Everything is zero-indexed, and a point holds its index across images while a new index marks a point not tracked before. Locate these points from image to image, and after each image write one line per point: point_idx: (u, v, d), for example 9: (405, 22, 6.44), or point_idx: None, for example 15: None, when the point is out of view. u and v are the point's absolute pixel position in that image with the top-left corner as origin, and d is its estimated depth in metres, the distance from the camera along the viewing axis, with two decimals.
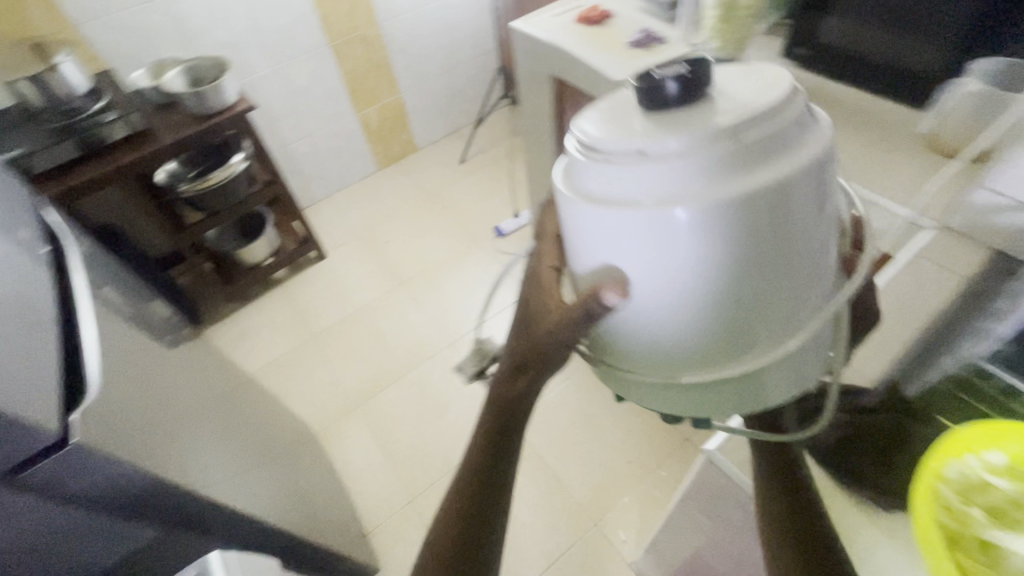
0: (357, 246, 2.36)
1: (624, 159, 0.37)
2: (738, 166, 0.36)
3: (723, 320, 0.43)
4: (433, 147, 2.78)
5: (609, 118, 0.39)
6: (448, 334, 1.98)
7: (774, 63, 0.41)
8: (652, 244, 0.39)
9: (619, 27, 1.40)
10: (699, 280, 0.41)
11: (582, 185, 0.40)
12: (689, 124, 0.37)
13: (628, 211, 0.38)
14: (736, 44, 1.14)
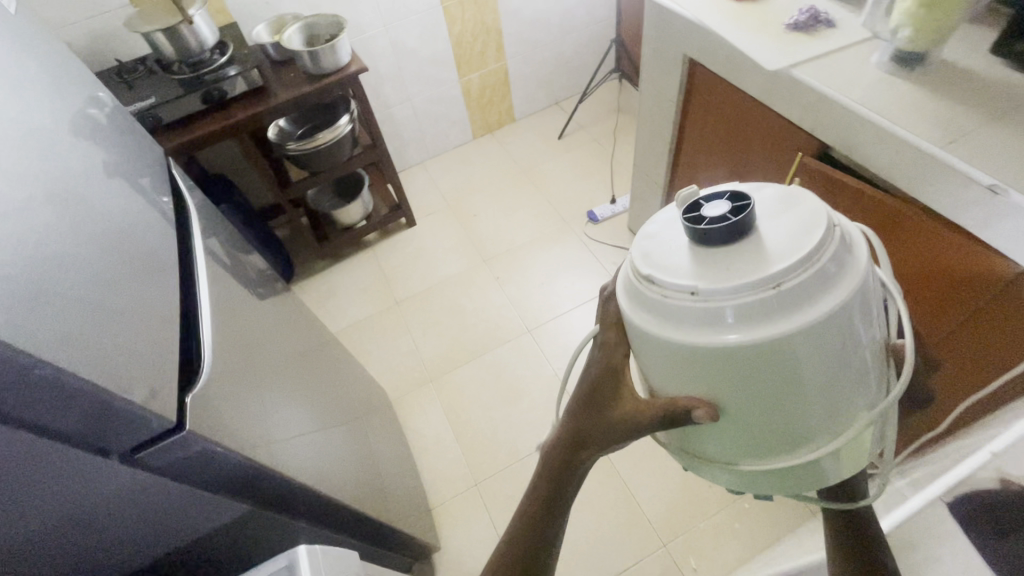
0: (445, 217, 2.34)
1: (684, 295, 0.53)
2: (776, 301, 0.50)
3: (765, 404, 0.57)
4: (530, 120, 2.67)
5: (669, 259, 0.56)
6: (528, 320, 1.92)
7: (803, 207, 0.54)
8: (712, 355, 0.54)
9: (775, 5, 1.21)
10: (745, 377, 0.55)
11: (650, 304, 0.57)
12: (734, 270, 0.52)
13: (685, 332, 0.54)
14: (933, 36, 0.94)
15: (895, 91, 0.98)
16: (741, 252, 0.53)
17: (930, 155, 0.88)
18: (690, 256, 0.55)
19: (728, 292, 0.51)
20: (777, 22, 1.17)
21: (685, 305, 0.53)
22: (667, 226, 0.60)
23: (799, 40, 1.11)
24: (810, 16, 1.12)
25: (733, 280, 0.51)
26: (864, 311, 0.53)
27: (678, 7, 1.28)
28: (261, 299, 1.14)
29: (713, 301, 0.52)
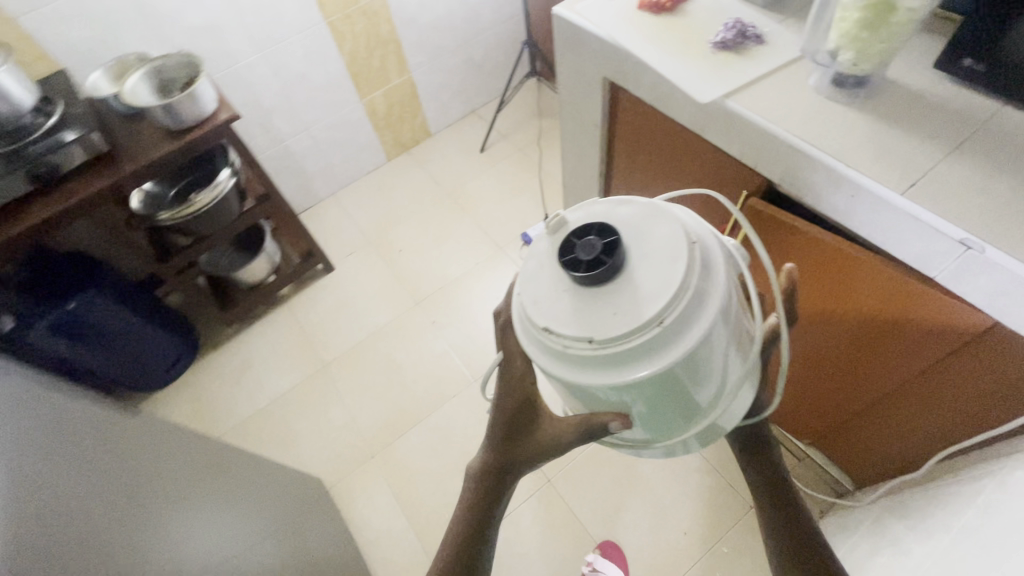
0: (367, 256, 2.11)
1: (579, 345, 0.56)
2: (659, 337, 0.54)
3: (661, 408, 0.63)
4: (448, 133, 2.45)
5: (557, 307, 0.58)
6: (472, 367, 1.76)
7: (665, 226, 0.57)
8: (620, 387, 0.58)
9: (696, 18, 1.07)
10: (644, 395, 0.60)
11: (549, 350, 0.60)
12: (617, 315, 0.55)
13: (585, 373, 0.58)
14: (877, 60, 0.82)
15: (841, 120, 0.87)
16: (619, 293, 0.56)
17: (888, 204, 0.77)
18: (576, 302, 0.58)
19: (618, 339, 0.54)
20: (702, 40, 1.03)
21: (580, 352, 0.57)
22: (545, 264, 0.62)
23: (731, 62, 0.98)
24: (738, 33, 1.00)
25: (619, 326, 0.54)
26: (732, 314, 0.58)
27: (591, 24, 1.12)
28: (129, 423, 0.88)
29: (606, 348, 0.55)
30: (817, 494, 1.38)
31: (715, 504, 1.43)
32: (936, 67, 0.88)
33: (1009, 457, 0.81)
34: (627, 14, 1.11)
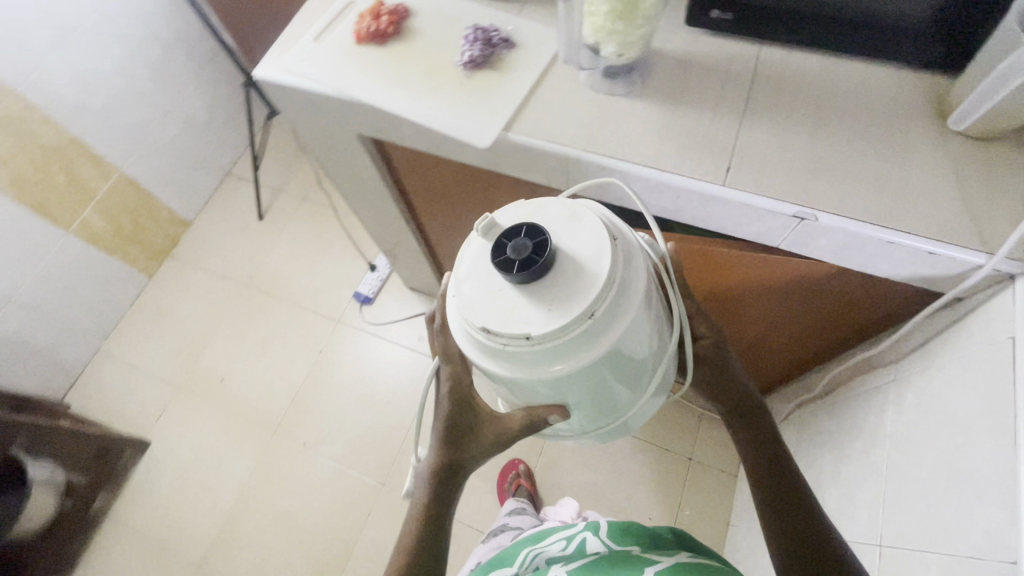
0: (185, 406, 1.68)
1: (514, 344, 0.47)
2: (595, 331, 0.46)
3: (598, 403, 0.56)
4: (209, 213, 1.99)
5: (486, 306, 0.48)
6: (374, 470, 1.53)
7: (594, 219, 0.49)
8: (553, 386, 0.51)
9: (431, 37, 0.88)
10: (583, 391, 0.53)
11: (483, 351, 0.50)
12: (551, 310, 0.46)
13: (524, 372, 0.49)
14: (640, 45, 0.73)
15: (631, 116, 0.78)
16: (552, 286, 0.47)
17: (716, 197, 0.71)
18: (505, 295, 0.48)
19: (553, 334, 0.46)
20: (449, 63, 0.86)
21: (513, 351, 0.47)
22: (471, 262, 0.51)
23: (492, 83, 0.83)
24: (483, 45, 0.84)
25: (554, 321, 0.46)
26: (655, 305, 0.52)
27: (310, 82, 0.87)
28: None
29: (543, 344, 0.46)
30: None
31: (661, 474, 1.46)
32: (689, 24, 0.82)
33: (888, 366, 0.85)
34: (349, 53, 0.89)
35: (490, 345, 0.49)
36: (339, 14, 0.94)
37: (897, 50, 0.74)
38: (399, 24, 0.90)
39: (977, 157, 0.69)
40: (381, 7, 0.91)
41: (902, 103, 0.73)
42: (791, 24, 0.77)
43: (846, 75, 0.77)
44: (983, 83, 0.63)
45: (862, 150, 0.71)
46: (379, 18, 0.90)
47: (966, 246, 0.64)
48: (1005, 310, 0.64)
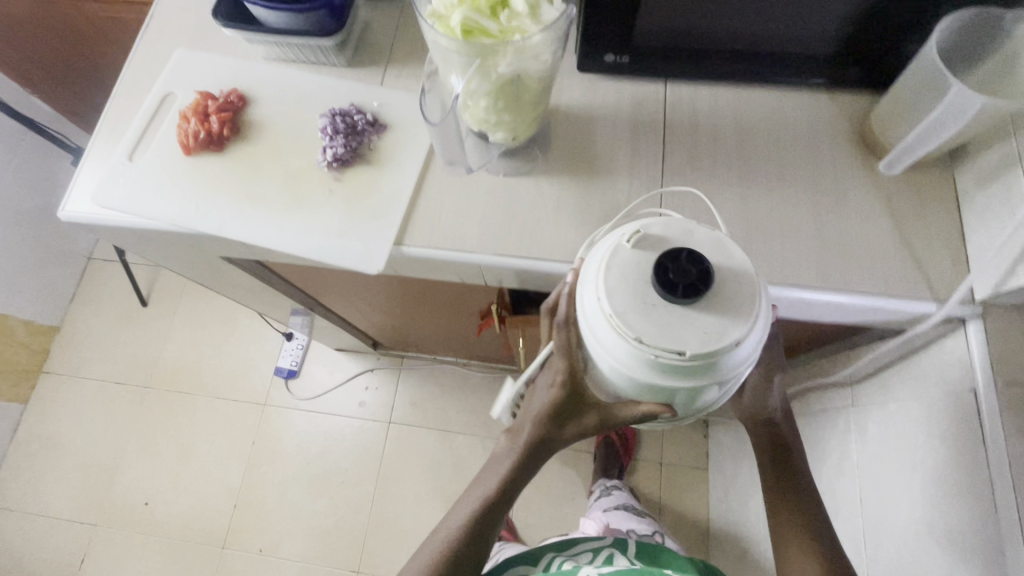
0: (111, 544, 1.47)
1: (664, 358, 0.43)
2: (738, 358, 0.44)
3: (693, 411, 0.54)
4: (79, 310, 1.69)
5: (637, 314, 0.43)
6: (346, 558, 1.43)
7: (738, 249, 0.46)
8: (670, 394, 0.48)
9: (280, 131, 0.71)
10: (694, 402, 0.51)
11: (618, 357, 0.45)
12: (706, 333, 0.43)
13: (660, 381, 0.45)
14: (532, 124, 0.61)
15: (540, 198, 0.67)
16: (707, 306, 0.43)
17: None
18: (657, 307, 0.43)
19: (702, 354, 0.43)
20: (312, 162, 0.70)
21: (654, 363, 0.44)
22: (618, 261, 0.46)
23: (369, 184, 0.68)
24: (346, 136, 0.69)
25: (707, 342, 0.42)
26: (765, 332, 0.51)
27: (137, 217, 0.68)
28: None
29: (690, 363, 0.43)
30: None
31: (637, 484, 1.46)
32: (583, 70, 0.71)
33: (840, 386, 0.84)
34: (179, 169, 0.70)
35: (635, 353, 0.44)
36: (156, 117, 0.74)
37: (808, 75, 0.67)
38: (234, 121, 0.72)
39: (909, 187, 0.64)
40: (205, 100, 0.72)
41: (819, 134, 0.68)
42: (694, 60, 0.67)
43: (759, 106, 0.70)
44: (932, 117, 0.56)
45: (792, 198, 0.65)
46: (206, 117, 0.71)
47: (913, 293, 0.60)
48: (957, 353, 0.62)
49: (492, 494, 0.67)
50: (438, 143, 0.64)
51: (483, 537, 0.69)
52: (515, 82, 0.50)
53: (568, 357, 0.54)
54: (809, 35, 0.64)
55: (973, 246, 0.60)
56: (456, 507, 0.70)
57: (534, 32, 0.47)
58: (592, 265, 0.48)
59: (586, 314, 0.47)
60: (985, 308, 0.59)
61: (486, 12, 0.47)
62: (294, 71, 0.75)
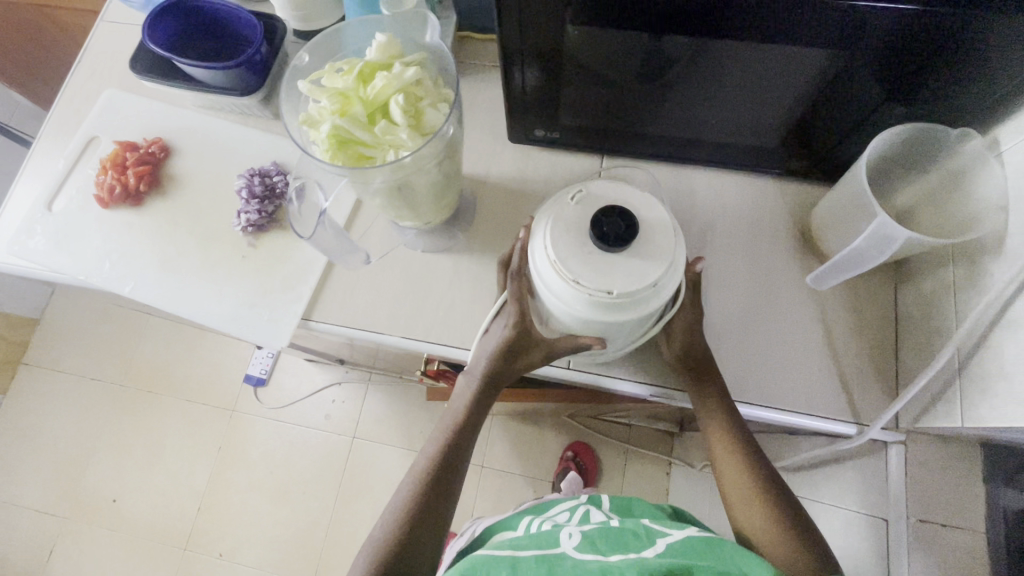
0: (76, 538, 1.49)
1: (593, 297, 0.40)
2: (671, 290, 0.42)
3: (637, 337, 0.53)
4: (59, 304, 1.70)
5: (572, 256, 0.40)
6: (302, 567, 1.42)
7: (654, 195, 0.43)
8: (616, 329, 0.46)
9: (202, 189, 0.70)
10: (636, 330, 0.50)
11: (557, 297, 0.43)
12: (631, 274, 0.40)
13: (606, 323, 0.43)
14: (442, 212, 0.57)
15: (456, 278, 0.63)
16: (639, 252, 0.41)
17: (567, 379, 0.60)
18: (592, 253, 0.40)
19: (629, 294, 0.40)
20: (230, 223, 0.67)
21: (588, 304, 0.41)
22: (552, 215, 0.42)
23: (283, 252, 0.66)
24: (263, 201, 0.66)
25: (633, 283, 0.40)
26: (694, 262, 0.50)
27: (51, 271, 0.67)
28: None
29: (619, 303, 0.41)
30: (655, 451, 1.37)
31: None
32: (515, 140, 0.67)
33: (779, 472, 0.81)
34: (97, 223, 0.69)
35: (581, 300, 0.42)
36: (79, 163, 0.72)
37: (749, 163, 0.63)
38: (153, 174, 0.70)
39: (845, 295, 0.60)
40: (125, 151, 0.70)
41: (760, 226, 0.63)
42: (628, 141, 0.63)
43: (699, 189, 0.65)
44: (844, 254, 0.53)
45: (722, 296, 0.61)
46: (124, 169, 0.69)
47: (836, 414, 0.56)
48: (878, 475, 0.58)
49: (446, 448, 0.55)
50: (325, 253, 0.58)
51: (440, 515, 0.52)
52: (402, 189, 0.47)
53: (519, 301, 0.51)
54: (750, 132, 0.59)
55: (905, 368, 0.56)
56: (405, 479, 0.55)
57: (409, 148, 0.43)
58: (539, 215, 0.45)
59: (533, 260, 0.44)
60: (908, 433, 0.56)
61: (361, 121, 0.43)
62: (220, 122, 0.72)
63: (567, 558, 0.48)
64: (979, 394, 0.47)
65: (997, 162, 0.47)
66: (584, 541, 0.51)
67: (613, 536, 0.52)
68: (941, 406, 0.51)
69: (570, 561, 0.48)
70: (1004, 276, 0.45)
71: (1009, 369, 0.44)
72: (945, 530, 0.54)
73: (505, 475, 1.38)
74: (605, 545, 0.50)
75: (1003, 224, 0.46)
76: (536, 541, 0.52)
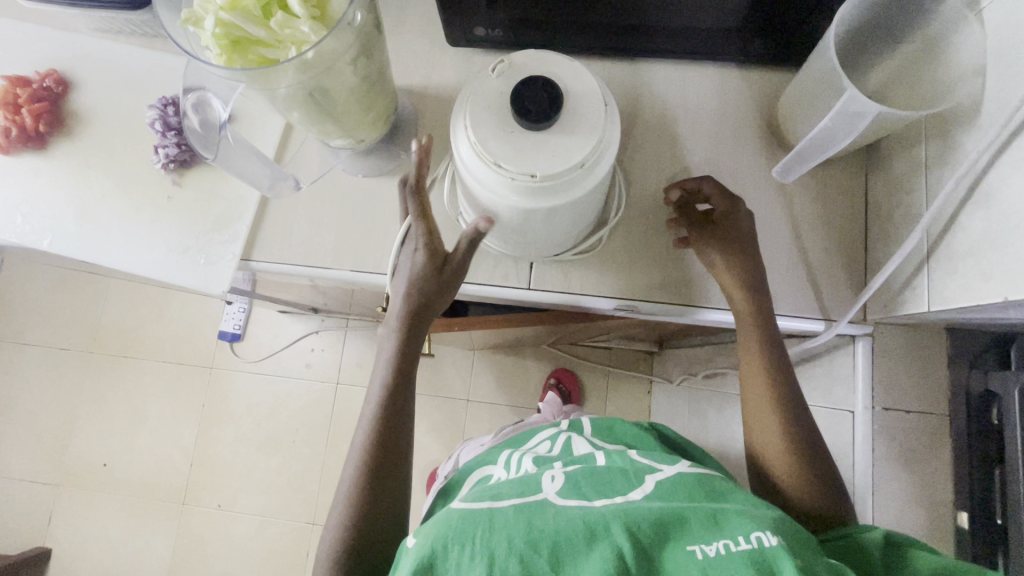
0: (74, 503, 1.49)
1: (516, 181, 0.40)
2: (594, 175, 0.42)
3: (569, 238, 0.52)
4: (12, 274, 1.60)
5: (493, 135, 0.40)
6: (301, 510, 1.45)
7: (588, 73, 0.42)
8: (543, 226, 0.46)
9: (112, 124, 0.62)
10: (567, 229, 0.49)
11: (482, 186, 0.43)
12: (555, 155, 0.40)
13: (533, 213, 0.44)
14: (378, 125, 0.52)
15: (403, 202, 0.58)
16: (564, 130, 0.40)
17: (529, 300, 0.57)
18: (514, 132, 0.40)
19: (553, 176, 0.40)
20: (150, 161, 0.61)
21: (512, 189, 0.41)
22: (472, 94, 0.42)
23: (211, 189, 0.60)
24: (177, 132, 0.59)
25: (556, 163, 0.40)
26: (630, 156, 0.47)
27: None
28: None
29: (543, 187, 0.41)
30: (637, 371, 1.39)
31: None
32: (454, 44, 0.60)
33: None
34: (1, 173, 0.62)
35: (506, 186, 0.41)
36: None
37: (710, 51, 0.57)
38: (53, 112, 0.62)
39: (815, 189, 0.56)
40: (15, 88, 0.62)
41: (724, 120, 0.59)
42: (576, 34, 0.57)
43: (659, 85, 0.60)
44: (811, 138, 0.49)
45: None
46: (19, 108, 0.61)
47: (806, 311, 0.55)
48: (846, 369, 0.58)
49: (391, 366, 0.52)
50: (251, 185, 0.53)
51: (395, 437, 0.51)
52: (316, 95, 0.42)
53: (423, 219, 0.49)
54: (711, 10, 0.52)
55: (876, 257, 0.54)
56: (362, 409, 0.52)
57: (313, 42, 0.37)
58: (459, 100, 0.44)
59: (456, 144, 0.44)
60: (876, 324, 0.55)
61: (255, 15, 0.37)
62: (122, 48, 0.64)
63: (549, 507, 0.38)
64: (947, 276, 0.45)
65: (978, 22, 0.43)
66: (567, 485, 0.42)
67: (599, 474, 0.44)
68: (908, 294, 0.49)
69: (553, 511, 0.38)
70: (977, 147, 0.42)
71: (979, 244, 0.42)
72: (907, 415, 0.54)
73: (492, 407, 1.40)
74: (592, 489, 0.41)
75: (979, 90, 0.43)
76: (511, 486, 0.42)
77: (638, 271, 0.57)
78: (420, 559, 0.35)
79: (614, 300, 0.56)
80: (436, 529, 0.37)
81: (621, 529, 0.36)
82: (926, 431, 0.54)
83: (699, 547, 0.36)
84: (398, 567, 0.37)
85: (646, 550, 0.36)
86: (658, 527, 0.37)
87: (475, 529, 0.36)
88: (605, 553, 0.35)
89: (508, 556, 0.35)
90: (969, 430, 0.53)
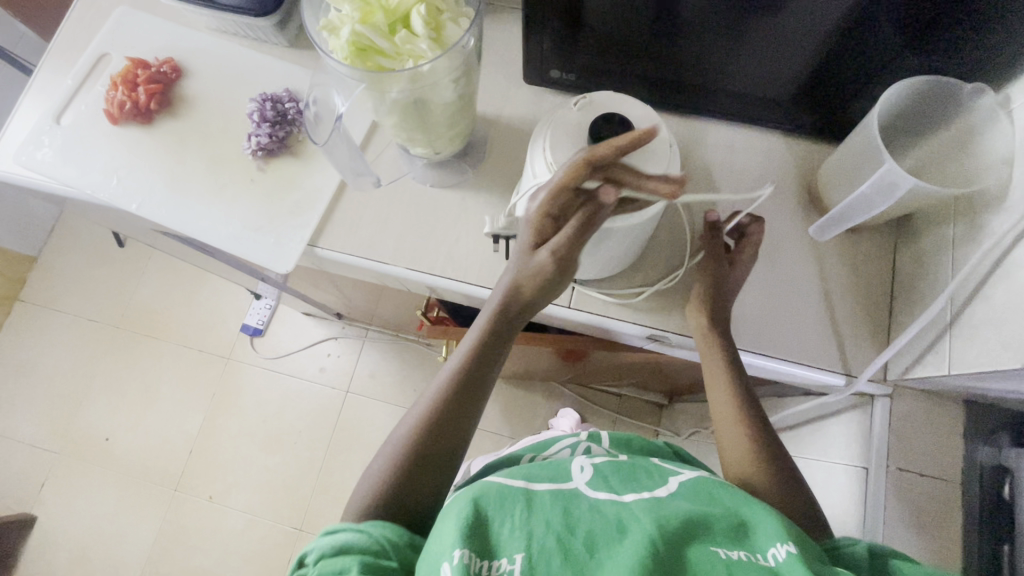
0: (69, 475, 1.49)
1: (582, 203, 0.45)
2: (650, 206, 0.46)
3: (614, 265, 0.57)
4: (58, 244, 1.67)
5: (569, 158, 0.46)
6: (290, 515, 1.43)
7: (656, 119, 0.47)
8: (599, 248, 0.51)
9: (213, 111, 0.69)
10: (617, 254, 0.54)
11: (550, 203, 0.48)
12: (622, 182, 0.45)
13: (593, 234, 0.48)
14: (458, 139, 0.58)
15: (464, 212, 0.63)
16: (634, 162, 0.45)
17: (571, 320, 0.61)
18: None
19: (617, 201, 0.45)
20: (242, 149, 0.67)
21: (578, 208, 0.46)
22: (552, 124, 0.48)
23: (293, 178, 0.66)
24: (272, 126, 0.66)
25: (624, 190, 0.44)
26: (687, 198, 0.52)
27: (61, 184, 0.67)
28: None
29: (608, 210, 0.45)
30: (644, 421, 1.39)
31: None
32: (529, 82, 0.67)
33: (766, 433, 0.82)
34: (108, 139, 0.68)
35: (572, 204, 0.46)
36: (91, 81, 0.72)
37: (762, 118, 0.63)
38: (164, 94, 0.69)
39: (846, 251, 0.61)
40: (136, 68, 0.69)
41: (767, 180, 0.64)
42: (642, 89, 0.63)
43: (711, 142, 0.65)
44: (849, 200, 0.54)
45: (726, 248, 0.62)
46: (135, 86, 0.68)
47: (831, 365, 0.57)
48: (862, 427, 0.60)
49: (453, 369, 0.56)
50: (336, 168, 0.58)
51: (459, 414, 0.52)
52: (417, 104, 0.48)
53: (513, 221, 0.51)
54: (766, 82, 0.59)
55: (899, 322, 0.57)
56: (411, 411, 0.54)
57: (428, 59, 0.44)
58: (539, 128, 0.49)
59: (531, 166, 0.49)
60: (895, 387, 0.57)
61: (382, 30, 0.43)
62: (234, 48, 0.72)
63: (582, 496, 0.41)
64: (967, 342, 0.48)
65: (1007, 119, 0.48)
66: (596, 475, 0.44)
67: (624, 469, 0.46)
68: (929, 357, 0.52)
69: (587, 503, 0.40)
70: (1003, 227, 0.46)
71: (998, 316, 0.45)
72: (920, 478, 0.56)
73: (496, 437, 1.40)
74: (620, 482, 0.44)
75: (1005, 177, 0.47)
76: (543, 470, 0.44)
77: (679, 307, 0.60)
78: (465, 518, 0.38)
79: (649, 330, 0.60)
80: (474, 501, 0.39)
81: (651, 519, 0.38)
82: (936, 497, 0.55)
83: (722, 549, 0.38)
84: (439, 530, 0.39)
85: (676, 543, 0.37)
86: (687, 523, 0.39)
87: (515, 505, 0.39)
88: (637, 540, 0.37)
89: (545, 533, 0.37)
90: (980, 501, 0.54)
